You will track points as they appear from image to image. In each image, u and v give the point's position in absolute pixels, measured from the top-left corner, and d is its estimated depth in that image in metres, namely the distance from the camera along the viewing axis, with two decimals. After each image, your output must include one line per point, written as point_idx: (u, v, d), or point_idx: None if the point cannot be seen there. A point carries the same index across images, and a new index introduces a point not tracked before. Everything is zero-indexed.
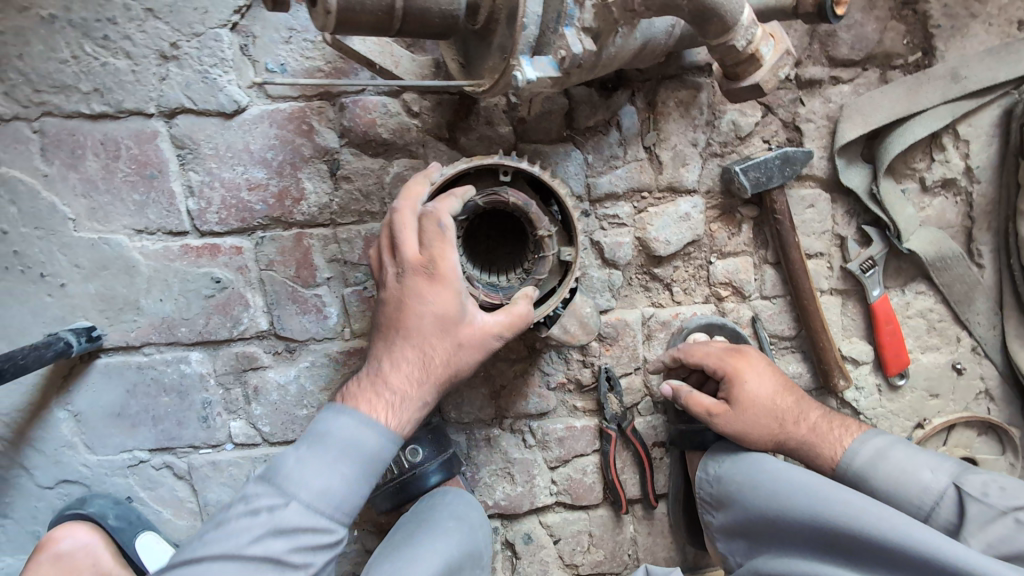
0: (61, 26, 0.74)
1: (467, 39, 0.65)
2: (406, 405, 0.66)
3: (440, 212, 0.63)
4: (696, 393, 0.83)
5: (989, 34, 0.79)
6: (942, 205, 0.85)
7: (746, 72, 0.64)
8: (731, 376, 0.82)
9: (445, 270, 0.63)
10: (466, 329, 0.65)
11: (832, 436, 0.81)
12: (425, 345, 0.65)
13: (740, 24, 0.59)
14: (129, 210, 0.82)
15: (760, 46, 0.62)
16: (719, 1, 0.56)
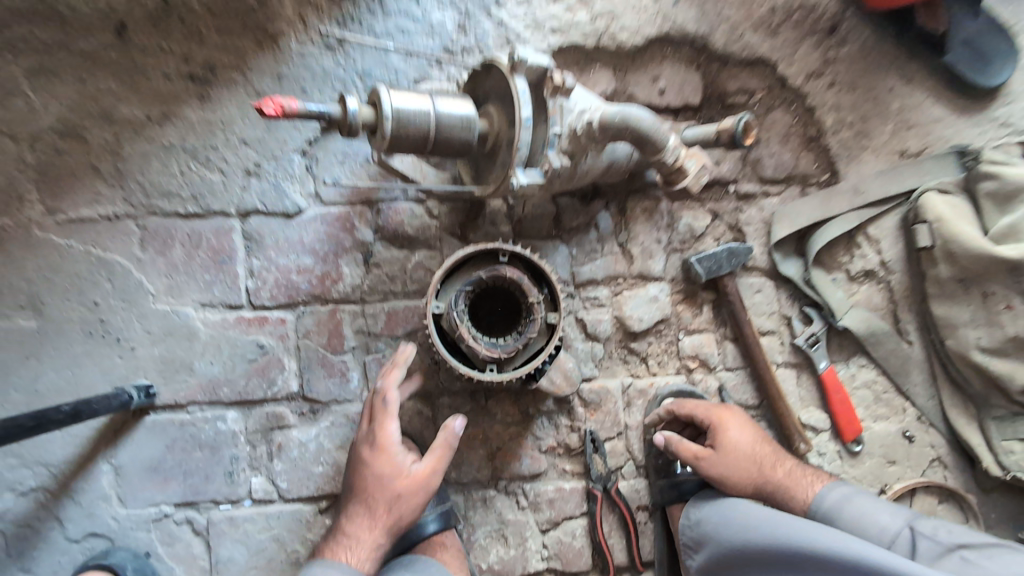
0: (176, 152, 1.00)
1: (478, 158, 0.89)
2: (362, 545, 0.85)
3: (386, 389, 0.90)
4: (684, 441, 0.95)
5: (880, 160, 1.02)
6: (868, 291, 1.02)
7: (678, 179, 0.86)
8: (715, 425, 0.95)
9: (387, 437, 0.89)
10: (406, 480, 0.87)
11: (805, 482, 0.91)
12: (374, 499, 0.86)
13: (668, 146, 0.83)
14: (199, 287, 1.01)
15: (685, 161, 0.85)
16: (652, 133, 0.81)
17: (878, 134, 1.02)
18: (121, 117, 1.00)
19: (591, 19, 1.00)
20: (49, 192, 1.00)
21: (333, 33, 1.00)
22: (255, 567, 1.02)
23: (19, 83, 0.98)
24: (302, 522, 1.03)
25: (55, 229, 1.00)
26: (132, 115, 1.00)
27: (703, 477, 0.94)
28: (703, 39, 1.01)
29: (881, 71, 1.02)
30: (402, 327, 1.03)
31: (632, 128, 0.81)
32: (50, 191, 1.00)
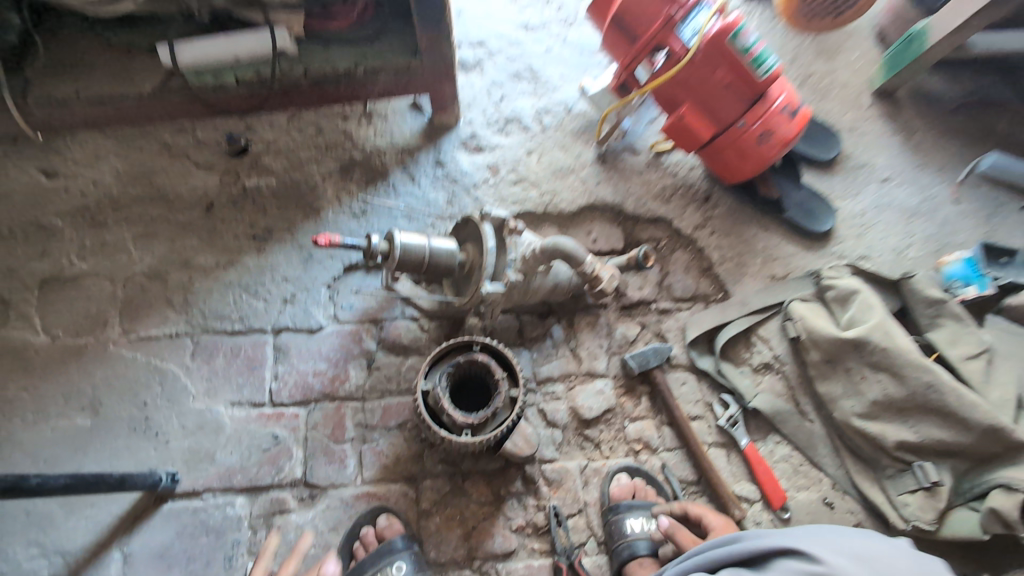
0: (233, 287, 1.34)
1: (458, 280, 1.24)
2: None
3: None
4: (683, 535, 1.06)
5: (757, 282, 1.39)
6: (770, 379, 1.29)
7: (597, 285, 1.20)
8: (718, 530, 1.06)
9: None
10: None
11: None
12: None
13: (585, 260, 1.16)
14: (232, 389, 1.25)
15: (600, 272, 1.20)
16: (574, 253, 1.15)
17: (752, 265, 1.41)
18: (197, 264, 1.36)
19: (539, 195, 1.46)
20: (128, 317, 1.31)
21: (360, 206, 1.43)
22: None
23: (126, 244, 1.38)
24: None
25: (126, 345, 1.28)
26: (206, 262, 1.36)
27: None
28: (619, 206, 1.47)
29: (745, 224, 1.45)
30: (394, 419, 1.24)
31: (559, 250, 1.14)
32: (129, 316, 1.31)
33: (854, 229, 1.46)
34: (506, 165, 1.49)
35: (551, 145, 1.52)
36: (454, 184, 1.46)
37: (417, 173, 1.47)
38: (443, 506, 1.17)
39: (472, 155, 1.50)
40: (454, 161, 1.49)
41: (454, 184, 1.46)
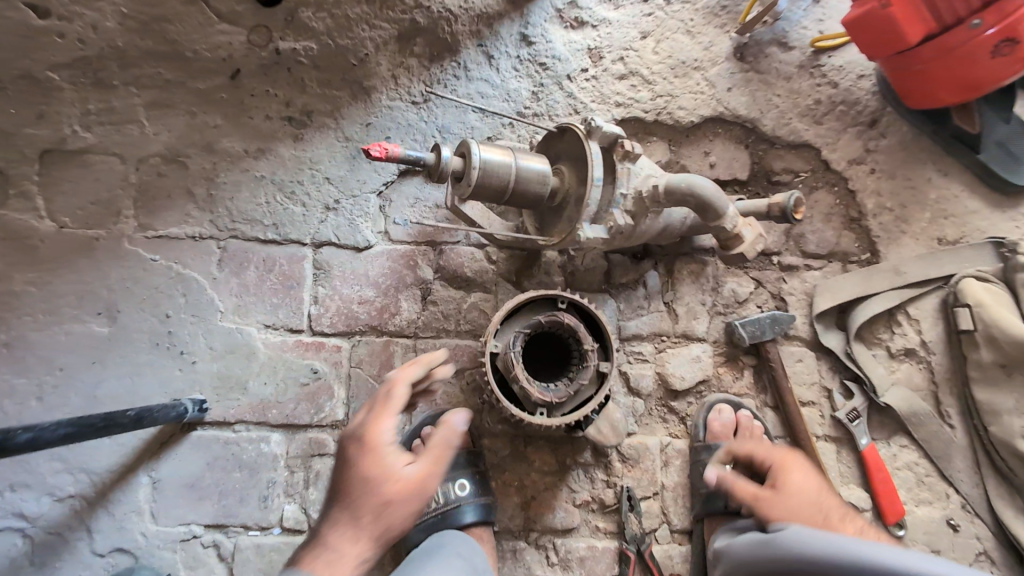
0: (265, 184, 1.10)
1: (545, 212, 0.95)
2: (341, 563, 0.68)
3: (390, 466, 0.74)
4: (739, 479, 0.85)
5: (918, 244, 1.06)
6: (909, 370, 1.04)
7: (732, 245, 0.83)
8: (778, 466, 0.86)
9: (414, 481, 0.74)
10: (393, 489, 0.72)
11: (799, 480, 0.84)
12: (357, 509, 0.71)
13: (727, 214, 0.81)
14: (266, 309, 1.08)
15: (742, 229, 0.82)
16: (714, 200, 0.81)
17: (916, 221, 1.06)
18: (222, 149, 1.11)
19: (651, 95, 1.11)
20: (144, 211, 1.10)
21: (435, 141, 1.12)
22: None
23: (137, 114, 1.10)
24: None
25: (144, 244, 1.09)
26: (232, 148, 1.11)
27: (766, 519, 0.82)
28: (753, 121, 1.11)
29: (918, 163, 1.07)
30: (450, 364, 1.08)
31: (695, 193, 0.80)
32: (145, 210, 1.10)
33: None
34: (612, 50, 1.13)
35: (675, 24, 1.14)
36: (541, 71, 1.13)
37: (496, 51, 1.13)
38: (500, 470, 1.05)
39: (568, 33, 1.14)
40: (544, 38, 1.13)
41: (541, 72, 1.13)
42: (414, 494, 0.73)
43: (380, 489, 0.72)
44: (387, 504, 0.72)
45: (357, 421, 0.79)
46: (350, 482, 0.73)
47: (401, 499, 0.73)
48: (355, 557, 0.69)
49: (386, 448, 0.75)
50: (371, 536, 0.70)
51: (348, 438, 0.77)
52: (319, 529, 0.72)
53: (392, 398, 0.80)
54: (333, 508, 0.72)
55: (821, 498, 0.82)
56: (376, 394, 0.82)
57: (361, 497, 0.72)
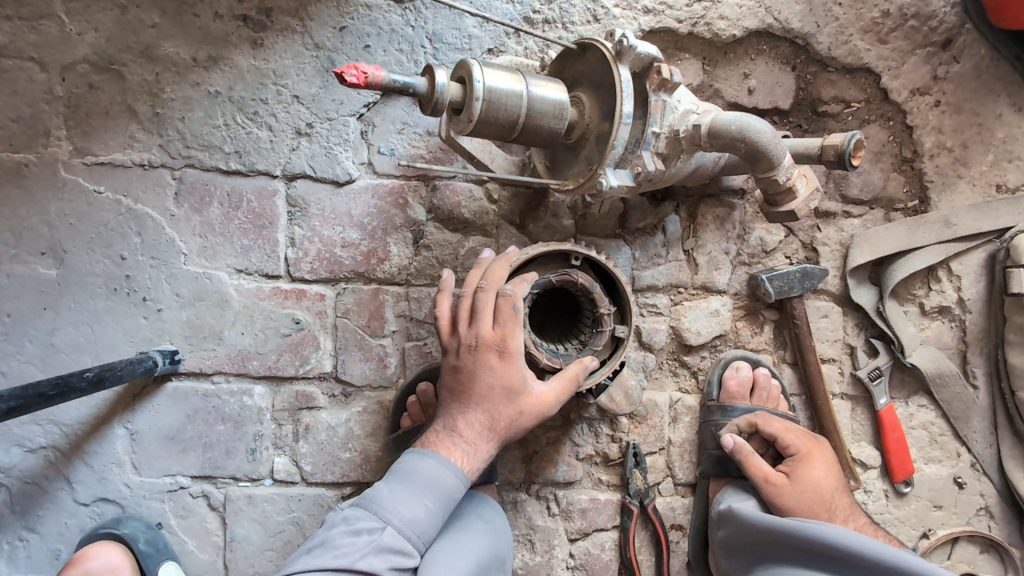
0: (222, 101, 0.92)
1: (557, 149, 0.80)
2: (470, 459, 0.74)
3: (511, 375, 0.74)
4: (754, 456, 0.89)
5: (974, 191, 0.94)
6: (939, 328, 0.97)
7: (782, 201, 0.71)
8: (802, 457, 0.89)
9: (538, 397, 0.75)
10: (526, 401, 0.74)
11: (818, 475, 0.87)
12: (493, 410, 0.74)
13: (782, 165, 0.69)
14: (235, 252, 0.95)
15: (795, 182, 0.70)
16: (768, 145, 0.68)
17: (975, 164, 0.94)
18: (163, 56, 0.91)
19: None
20: (79, 131, 0.91)
21: (426, 59, 0.94)
22: (271, 548, 0.99)
23: (53, 7, 0.89)
24: (324, 507, 0.99)
25: (84, 173, 0.92)
26: (177, 55, 0.91)
27: (768, 503, 0.88)
28: (806, 37, 0.93)
29: (991, 94, 0.93)
30: None
31: (749, 139, 0.67)
32: (80, 130, 0.92)
33: None
34: None
35: None
36: None
37: None
38: None
39: None
40: None
41: None
42: (545, 412, 0.75)
43: (517, 399, 0.74)
44: (521, 413, 0.74)
45: (484, 321, 0.74)
46: (485, 390, 0.73)
47: (534, 406, 0.75)
48: (485, 452, 0.74)
49: (520, 360, 0.74)
50: (500, 434, 0.75)
51: (482, 341, 0.73)
52: (449, 415, 0.76)
53: (509, 306, 0.73)
54: (464, 405, 0.74)
55: (832, 494, 0.88)
56: (493, 289, 0.75)
57: (497, 404, 0.73)
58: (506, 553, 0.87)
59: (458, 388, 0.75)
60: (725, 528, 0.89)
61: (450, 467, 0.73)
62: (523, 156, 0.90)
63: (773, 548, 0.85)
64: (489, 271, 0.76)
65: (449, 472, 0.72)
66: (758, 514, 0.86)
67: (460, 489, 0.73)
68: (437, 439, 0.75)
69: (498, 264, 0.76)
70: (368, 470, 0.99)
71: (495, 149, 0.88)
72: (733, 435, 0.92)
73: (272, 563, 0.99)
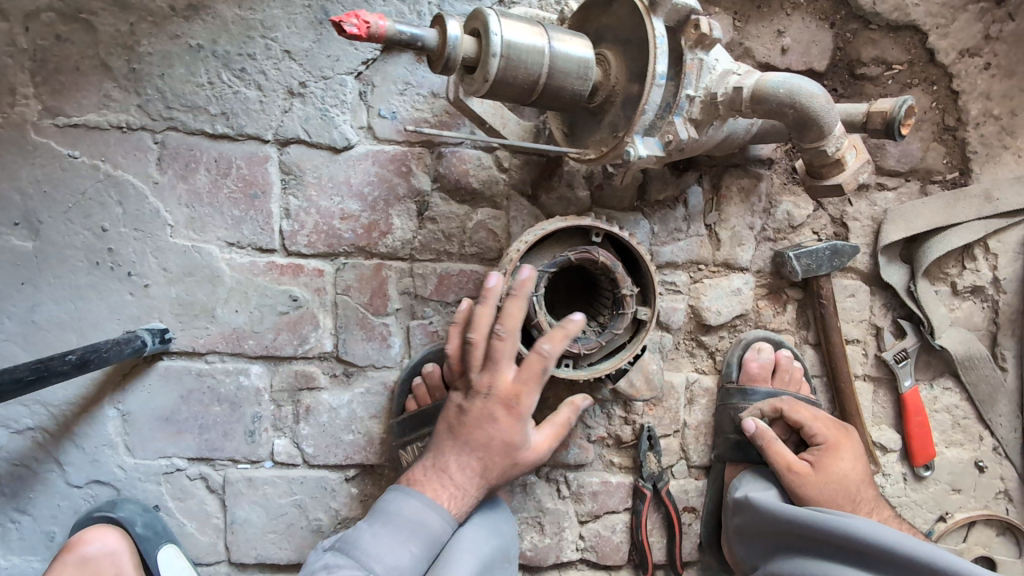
0: (205, 55, 0.83)
1: (577, 114, 0.72)
2: (460, 502, 0.71)
3: (515, 430, 0.71)
4: (777, 442, 0.86)
5: (1019, 164, 0.88)
6: (970, 308, 0.92)
7: (829, 174, 0.66)
8: (829, 446, 0.86)
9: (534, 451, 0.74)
10: (525, 452, 0.73)
11: (844, 465, 0.85)
12: (489, 458, 0.71)
13: (832, 133, 0.63)
14: (226, 223, 0.88)
15: (845, 153, 0.65)
16: (818, 112, 0.62)
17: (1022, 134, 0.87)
18: (138, 4, 0.82)
19: None
20: (48, 88, 0.83)
21: (431, 10, 0.85)
22: (273, 531, 0.96)
23: None
24: (327, 490, 0.96)
25: (56, 135, 0.84)
26: (153, 3, 0.82)
27: (791, 491, 0.85)
28: None
29: None
30: (453, 293, 0.92)
31: (799, 105, 0.61)
32: (49, 88, 0.83)
33: None
34: None
35: None
36: None
37: None
38: None
39: None
40: None
41: None
42: (540, 461, 0.74)
43: (515, 452, 0.72)
44: (516, 465, 0.73)
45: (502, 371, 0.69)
46: (484, 441, 0.70)
47: (529, 458, 0.73)
48: (475, 498, 0.72)
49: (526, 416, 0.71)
50: (491, 481, 0.72)
51: (494, 391, 0.69)
52: (440, 452, 0.73)
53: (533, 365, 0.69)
54: (460, 449, 0.71)
55: (857, 485, 0.85)
56: (511, 337, 0.69)
57: (494, 457, 0.71)
58: (510, 547, 0.83)
59: (457, 428, 0.71)
60: (742, 515, 0.87)
61: (435, 509, 0.70)
62: (537, 122, 0.83)
63: (793, 538, 0.83)
64: (507, 313, 0.68)
65: (435, 514, 0.70)
66: (779, 505, 0.83)
67: (447, 530, 0.71)
68: (425, 476, 0.72)
69: (514, 306, 0.68)
70: (373, 452, 0.95)
71: (507, 114, 0.81)
72: (756, 420, 0.88)
73: (275, 546, 0.96)
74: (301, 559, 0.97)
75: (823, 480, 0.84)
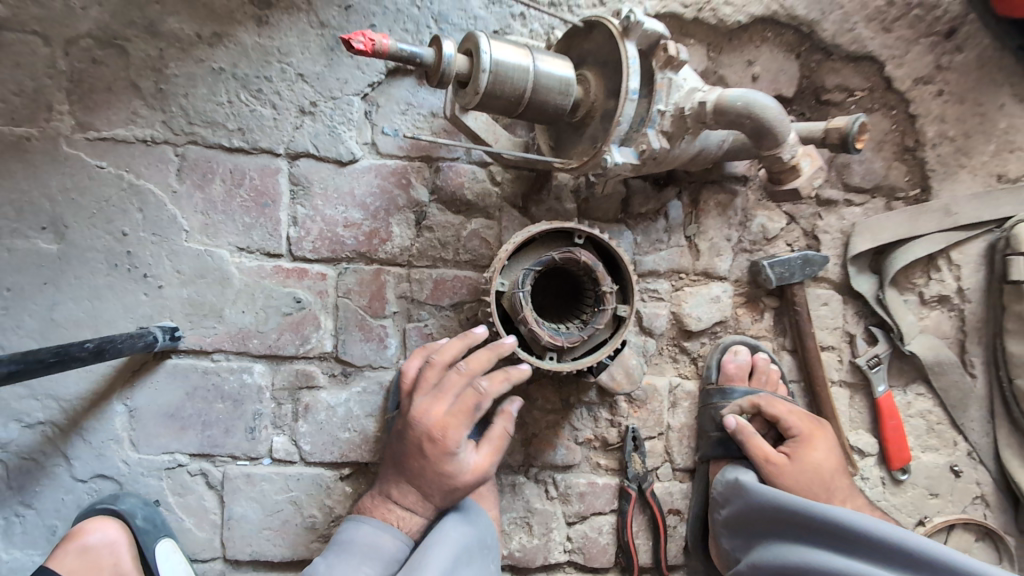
0: (226, 78, 0.92)
1: (561, 128, 0.80)
2: (407, 522, 0.81)
3: (448, 457, 0.78)
4: (756, 436, 0.91)
5: (976, 181, 0.94)
6: (939, 317, 0.97)
7: (787, 179, 0.72)
8: (803, 438, 0.89)
9: (468, 476, 0.79)
10: (461, 476, 0.79)
11: (817, 456, 0.88)
12: (424, 485, 0.79)
13: (786, 142, 0.69)
14: (237, 230, 0.95)
15: (800, 160, 0.71)
16: (773, 122, 0.68)
17: (977, 153, 0.94)
18: (167, 31, 0.91)
19: None
20: (81, 106, 0.91)
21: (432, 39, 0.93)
22: (269, 527, 0.99)
23: None
24: (322, 487, 0.99)
25: (86, 148, 0.92)
26: (181, 30, 0.91)
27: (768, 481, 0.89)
28: (811, 24, 0.92)
29: (994, 84, 0.93)
30: (448, 297, 0.98)
31: (755, 116, 0.68)
32: (83, 105, 0.91)
33: None
34: None
35: None
36: None
37: None
38: None
39: None
40: None
41: None
42: (478, 481, 0.80)
43: (449, 478, 0.78)
44: (454, 488, 0.79)
45: (436, 404, 0.79)
46: (420, 470, 0.78)
47: (465, 483, 0.79)
48: (422, 519, 0.81)
49: (458, 446, 0.78)
50: (431, 504, 0.81)
51: (428, 423, 0.78)
52: (387, 481, 0.83)
53: (469, 406, 0.79)
54: (400, 476, 0.80)
55: (832, 475, 0.88)
56: (463, 374, 0.80)
57: (429, 485, 0.79)
58: (489, 537, 0.85)
59: (399, 456, 0.81)
60: (729, 503, 0.89)
61: (387, 530, 0.79)
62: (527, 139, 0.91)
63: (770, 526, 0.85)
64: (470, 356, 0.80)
65: (385, 534, 0.79)
66: (755, 490, 0.86)
67: (401, 550, 0.79)
68: (375, 504, 0.83)
69: (483, 355, 0.79)
70: (368, 450, 0.99)
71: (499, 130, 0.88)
72: (736, 416, 0.93)
73: (270, 542, 0.99)
74: (294, 556, 0.99)
75: (798, 470, 0.87)
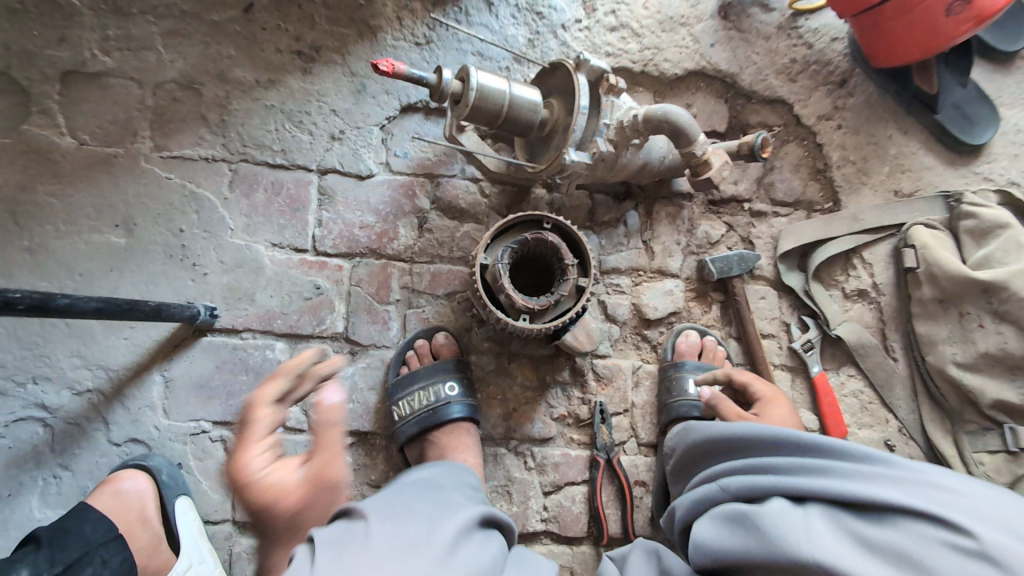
0: (275, 112, 1.17)
1: (535, 142, 1.03)
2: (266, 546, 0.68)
3: (258, 486, 0.62)
4: (729, 401, 0.99)
5: (877, 195, 1.15)
6: (861, 309, 1.14)
7: (702, 170, 0.94)
8: (767, 400, 1.01)
9: (292, 497, 0.63)
10: (285, 499, 0.62)
11: (780, 413, 0.98)
12: (260, 527, 0.64)
13: (697, 140, 0.92)
14: (273, 229, 1.16)
15: (710, 155, 0.93)
16: (686, 125, 0.91)
17: (875, 174, 1.16)
18: (234, 78, 1.18)
19: (640, 46, 1.18)
20: (161, 132, 1.16)
21: None
22: None
23: (154, 42, 1.16)
24: None
25: (160, 164, 1.16)
26: (244, 78, 1.18)
27: None
28: (733, 76, 1.18)
29: (882, 121, 1.17)
30: (443, 287, 1.17)
31: (671, 121, 0.90)
32: (162, 132, 1.16)
33: (1016, 147, 1.16)
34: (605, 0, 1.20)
35: None
36: (538, 19, 1.19)
37: None
38: (485, 384, 1.14)
39: None
40: None
41: (538, 19, 1.19)
42: (309, 497, 0.63)
43: (276, 508, 0.62)
44: (292, 515, 0.64)
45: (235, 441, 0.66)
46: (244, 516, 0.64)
47: (296, 506, 0.63)
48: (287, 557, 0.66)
49: (262, 473, 0.62)
50: (280, 541, 0.65)
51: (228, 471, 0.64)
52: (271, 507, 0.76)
53: (254, 422, 0.65)
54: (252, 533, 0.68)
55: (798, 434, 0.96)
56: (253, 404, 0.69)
57: (260, 522, 0.63)
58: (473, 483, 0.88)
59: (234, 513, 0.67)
60: (676, 447, 0.96)
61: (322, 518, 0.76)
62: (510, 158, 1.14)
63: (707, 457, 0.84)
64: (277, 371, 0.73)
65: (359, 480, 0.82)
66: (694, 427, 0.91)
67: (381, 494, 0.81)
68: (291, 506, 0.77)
69: (270, 385, 0.69)
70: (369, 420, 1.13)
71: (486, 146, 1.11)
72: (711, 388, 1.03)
73: None
74: None
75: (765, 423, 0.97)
